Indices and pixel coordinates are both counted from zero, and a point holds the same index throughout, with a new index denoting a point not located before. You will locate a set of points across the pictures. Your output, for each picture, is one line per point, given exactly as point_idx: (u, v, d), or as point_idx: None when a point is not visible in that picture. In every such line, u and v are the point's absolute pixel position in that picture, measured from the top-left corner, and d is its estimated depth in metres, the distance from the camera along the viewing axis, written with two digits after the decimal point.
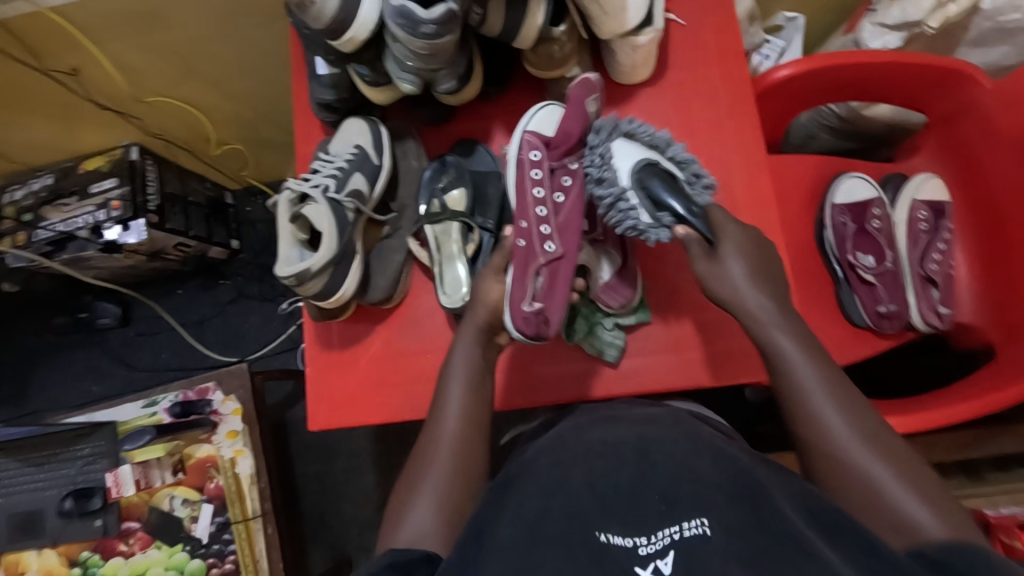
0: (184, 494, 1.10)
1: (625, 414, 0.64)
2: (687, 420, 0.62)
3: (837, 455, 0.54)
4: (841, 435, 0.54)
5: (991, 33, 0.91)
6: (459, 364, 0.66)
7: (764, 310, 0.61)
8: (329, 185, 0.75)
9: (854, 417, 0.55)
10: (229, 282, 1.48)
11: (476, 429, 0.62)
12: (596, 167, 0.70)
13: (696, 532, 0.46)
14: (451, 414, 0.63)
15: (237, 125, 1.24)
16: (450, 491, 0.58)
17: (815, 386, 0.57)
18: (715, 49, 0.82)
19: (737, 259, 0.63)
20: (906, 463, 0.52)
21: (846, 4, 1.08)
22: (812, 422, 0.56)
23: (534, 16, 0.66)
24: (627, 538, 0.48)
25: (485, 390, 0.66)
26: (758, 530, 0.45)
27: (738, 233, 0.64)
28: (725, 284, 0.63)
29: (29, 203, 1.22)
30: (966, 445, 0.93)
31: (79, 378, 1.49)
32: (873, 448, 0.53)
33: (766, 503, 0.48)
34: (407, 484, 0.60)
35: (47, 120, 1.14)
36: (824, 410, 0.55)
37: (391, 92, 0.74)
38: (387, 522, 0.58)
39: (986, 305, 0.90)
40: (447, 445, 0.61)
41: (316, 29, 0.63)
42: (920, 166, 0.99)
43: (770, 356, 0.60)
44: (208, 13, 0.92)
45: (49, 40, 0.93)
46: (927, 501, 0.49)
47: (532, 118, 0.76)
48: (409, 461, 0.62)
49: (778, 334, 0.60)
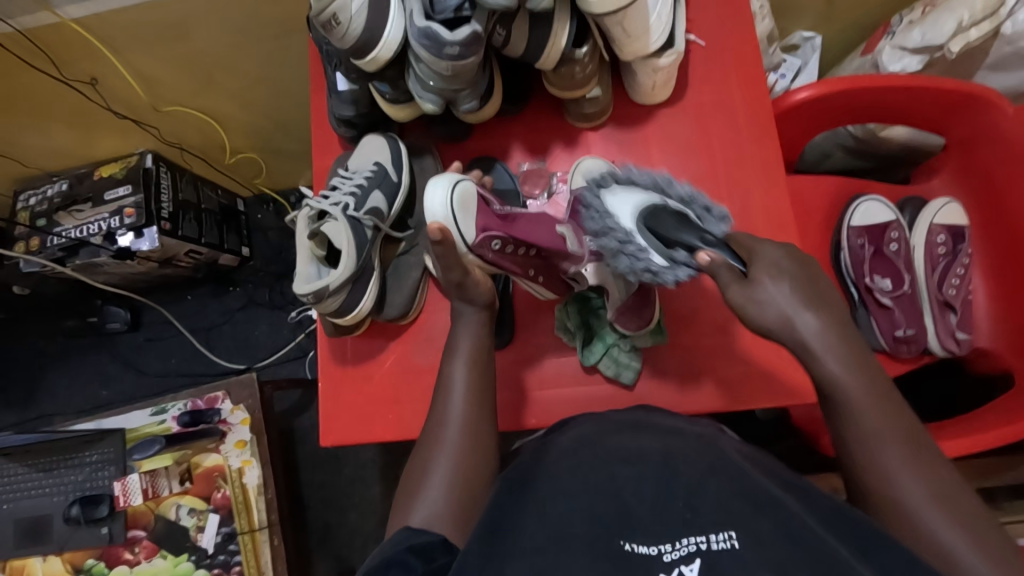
0: (190, 503, 1.10)
1: (644, 423, 0.62)
2: (707, 433, 0.61)
3: (901, 506, 0.49)
4: (907, 484, 0.50)
5: (1011, 58, 0.91)
6: (463, 348, 0.66)
7: (817, 334, 0.56)
8: (348, 204, 0.74)
9: (925, 478, 0.50)
10: (239, 289, 1.49)
11: (482, 416, 0.61)
12: (607, 236, 0.64)
13: (724, 544, 0.44)
14: (457, 403, 0.62)
15: (252, 134, 1.24)
16: (463, 483, 0.57)
17: (882, 432, 0.52)
18: (735, 70, 0.82)
19: (770, 283, 0.56)
20: (992, 543, 0.46)
21: (864, 26, 1.08)
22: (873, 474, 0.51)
23: (557, 38, 0.66)
24: (651, 546, 0.46)
25: (490, 380, 0.65)
26: (790, 543, 0.43)
27: (779, 257, 0.58)
28: (755, 309, 0.56)
29: (43, 209, 1.22)
30: (982, 474, 0.92)
31: (87, 383, 1.49)
32: (941, 506, 0.48)
33: (793, 516, 0.46)
34: (418, 474, 0.58)
35: (64, 126, 1.14)
36: (894, 458, 0.51)
37: (411, 110, 0.74)
38: (399, 503, 0.57)
39: (1004, 331, 0.90)
40: (456, 437, 0.59)
41: (341, 48, 0.64)
42: (938, 189, 0.99)
43: (830, 399, 0.56)
44: (229, 25, 0.93)
45: (67, 49, 0.94)
46: (992, 558, 0.45)
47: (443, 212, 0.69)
48: (414, 459, 0.60)
49: (829, 360, 0.55)
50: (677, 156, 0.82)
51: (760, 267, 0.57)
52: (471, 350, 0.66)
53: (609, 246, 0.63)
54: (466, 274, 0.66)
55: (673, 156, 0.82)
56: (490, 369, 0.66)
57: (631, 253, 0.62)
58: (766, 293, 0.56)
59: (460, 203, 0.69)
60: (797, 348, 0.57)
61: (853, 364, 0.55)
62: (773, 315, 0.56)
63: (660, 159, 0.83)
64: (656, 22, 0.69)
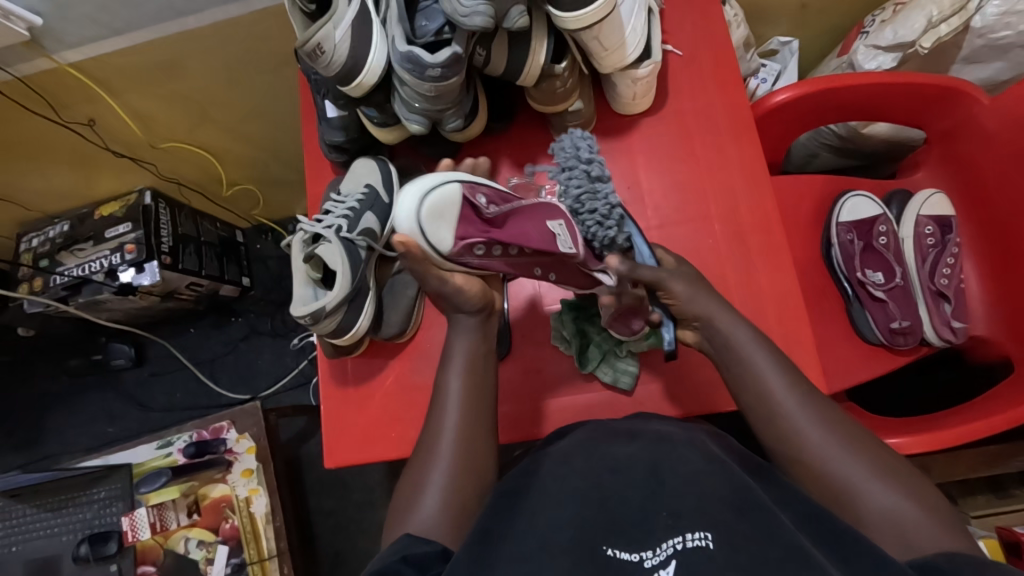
0: (199, 535, 1.09)
1: (640, 428, 0.62)
2: (694, 435, 0.60)
3: (834, 472, 0.53)
4: (835, 457, 0.54)
5: (984, 51, 0.93)
6: (457, 358, 0.64)
7: (740, 337, 0.63)
8: (342, 226, 0.76)
9: (828, 426, 0.56)
10: (240, 319, 1.50)
11: (477, 431, 0.61)
12: (580, 171, 0.69)
13: (699, 543, 0.45)
14: (453, 409, 0.61)
15: (247, 166, 1.27)
16: (454, 497, 0.57)
17: (796, 406, 0.58)
18: (713, 78, 0.84)
19: (684, 288, 0.68)
20: (898, 473, 0.52)
21: (838, 28, 1.11)
22: (787, 428, 0.57)
23: (536, 55, 0.68)
24: (632, 552, 0.47)
25: (485, 387, 0.64)
26: (763, 541, 0.44)
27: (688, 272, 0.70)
28: (687, 297, 0.67)
29: (45, 250, 1.25)
30: (990, 461, 0.92)
31: (93, 421, 1.49)
32: (854, 451, 0.54)
33: (769, 517, 0.46)
34: (411, 486, 0.59)
35: (65, 168, 1.17)
36: (815, 432, 0.55)
37: (399, 132, 0.76)
38: (393, 519, 0.57)
39: (999, 319, 0.89)
40: (450, 451, 0.59)
41: (327, 76, 0.66)
42: (924, 182, 1.00)
43: (738, 371, 0.62)
44: (221, 61, 0.96)
45: (67, 94, 0.97)
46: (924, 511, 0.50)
47: (425, 205, 0.61)
48: (410, 470, 0.60)
49: (751, 353, 0.62)
50: (662, 163, 0.84)
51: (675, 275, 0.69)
52: (467, 358, 0.64)
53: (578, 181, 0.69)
54: (443, 285, 0.62)
55: (659, 163, 0.84)
56: (485, 378, 0.64)
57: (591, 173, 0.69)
58: (722, 322, 0.65)
59: (432, 212, 0.61)
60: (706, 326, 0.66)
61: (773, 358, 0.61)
62: (682, 293, 0.67)
63: (645, 167, 0.84)
64: (631, 35, 0.71)
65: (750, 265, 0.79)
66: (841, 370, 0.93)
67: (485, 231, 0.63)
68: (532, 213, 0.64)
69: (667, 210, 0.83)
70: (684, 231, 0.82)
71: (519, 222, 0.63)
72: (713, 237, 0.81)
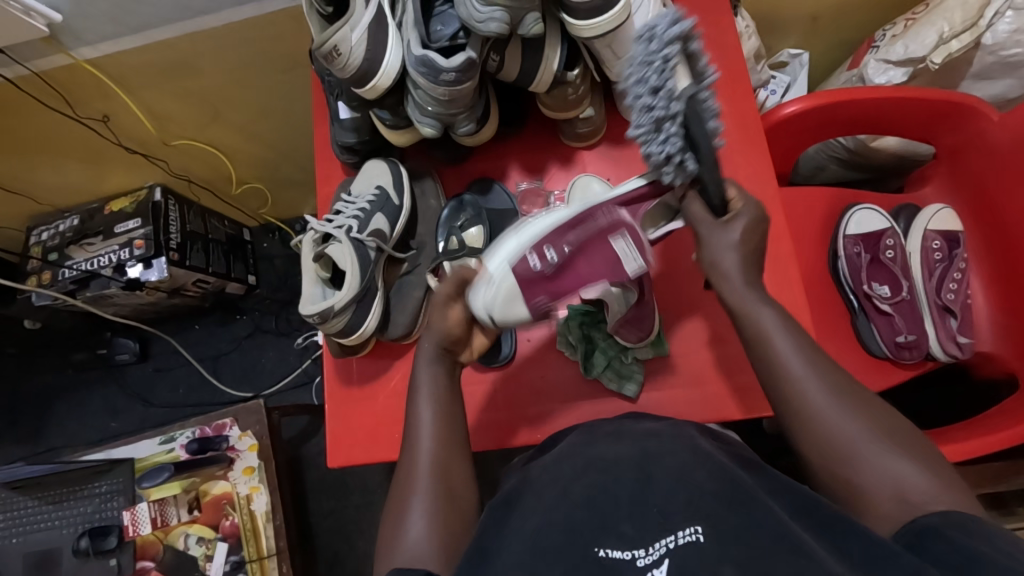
0: (199, 532, 1.10)
1: (627, 428, 0.62)
2: (681, 432, 0.60)
3: (845, 448, 0.51)
4: (847, 428, 0.51)
5: (995, 68, 0.93)
6: (423, 388, 0.63)
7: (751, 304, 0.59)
8: (352, 226, 0.76)
9: (828, 383, 0.54)
10: (245, 317, 1.50)
11: (453, 451, 0.60)
12: (652, 73, 0.54)
13: (690, 538, 0.46)
14: (426, 436, 0.60)
15: (257, 165, 1.28)
16: (439, 518, 0.56)
17: (802, 373, 0.55)
18: (724, 88, 0.85)
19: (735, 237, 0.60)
20: (900, 433, 0.51)
21: (849, 42, 1.12)
22: (789, 389, 0.55)
23: (549, 62, 0.69)
24: (624, 550, 0.47)
25: (455, 410, 0.63)
26: (753, 539, 0.44)
27: (743, 236, 0.60)
28: (715, 250, 0.60)
29: (55, 243, 1.26)
30: (992, 478, 0.92)
31: (97, 415, 1.50)
32: (856, 414, 0.52)
33: (761, 506, 0.47)
34: (395, 515, 0.57)
35: (77, 163, 1.18)
36: (822, 401, 0.53)
37: (411, 134, 0.77)
38: (383, 546, 0.56)
39: (1007, 335, 0.89)
40: (428, 472, 0.58)
41: (343, 78, 0.66)
42: (932, 196, 1.00)
43: (744, 328, 0.59)
44: (236, 60, 0.96)
45: (82, 90, 0.98)
46: (932, 473, 0.49)
47: (494, 300, 0.61)
48: (393, 497, 0.59)
49: (758, 318, 0.58)
50: None
51: (711, 232, 0.60)
52: (432, 384, 0.63)
53: (645, 82, 0.55)
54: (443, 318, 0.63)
55: None
56: (455, 399, 0.64)
57: (644, 103, 0.56)
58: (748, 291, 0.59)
59: (505, 300, 0.61)
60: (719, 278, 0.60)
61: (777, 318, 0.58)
62: (717, 253, 0.60)
63: None
64: None
65: None
66: None
67: (552, 288, 0.62)
68: (590, 249, 0.62)
69: None
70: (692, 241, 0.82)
71: (585, 266, 0.62)
72: None
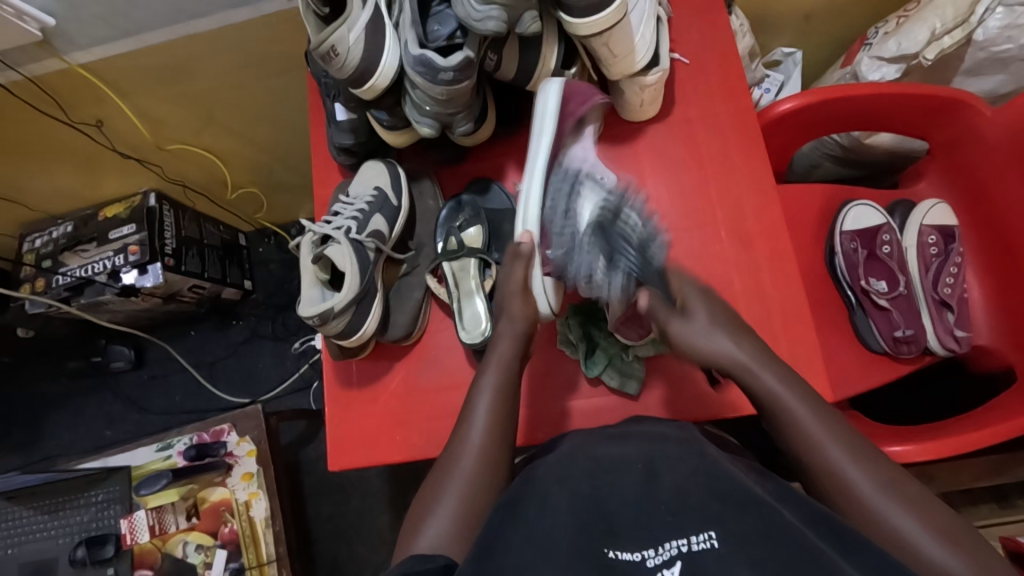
0: (197, 539, 1.09)
1: (632, 430, 0.64)
2: (689, 436, 0.62)
3: (855, 499, 0.52)
4: (856, 480, 0.53)
5: (986, 63, 0.94)
6: (490, 382, 0.66)
7: (749, 359, 0.62)
8: (351, 227, 0.76)
9: (844, 442, 0.55)
10: (242, 322, 1.50)
11: (501, 443, 0.62)
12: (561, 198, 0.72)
13: (704, 545, 0.45)
14: (478, 424, 0.62)
15: (252, 169, 1.27)
16: (471, 504, 0.57)
17: (820, 430, 0.56)
18: (720, 85, 0.85)
19: (705, 318, 0.66)
20: (949, 524, 0.49)
21: (841, 39, 1.12)
22: (827, 475, 0.54)
23: (546, 59, 0.70)
24: (634, 552, 0.47)
25: (511, 409, 0.65)
26: (769, 540, 0.43)
27: (714, 315, 0.67)
28: (696, 343, 0.65)
29: (48, 250, 1.25)
30: (990, 472, 0.92)
31: (91, 424, 1.49)
32: (903, 501, 0.51)
33: (773, 512, 0.46)
34: (428, 499, 0.58)
35: (71, 169, 1.17)
36: (837, 455, 0.54)
37: (409, 135, 0.77)
38: (405, 532, 0.57)
39: (1003, 328, 0.90)
40: (470, 462, 0.60)
41: (340, 78, 0.66)
42: (926, 192, 1.01)
43: (773, 416, 0.59)
44: (230, 64, 0.96)
45: (76, 95, 0.97)
46: (941, 537, 0.48)
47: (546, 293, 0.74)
48: (426, 485, 0.61)
49: (766, 374, 0.61)
50: (670, 169, 0.84)
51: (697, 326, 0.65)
52: (499, 378, 0.66)
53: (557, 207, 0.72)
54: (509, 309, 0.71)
55: (664, 169, 0.85)
56: (514, 401, 0.66)
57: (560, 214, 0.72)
58: (746, 353, 0.63)
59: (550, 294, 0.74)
60: (737, 368, 0.63)
61: (781, 375, 0.60)
62: (715, 344, 0.64)
63: (652, 174, 0.85)
64: (641, 42, 0.72)
65: (755, 273, 0.80)
66: (846, 379, 0.93)
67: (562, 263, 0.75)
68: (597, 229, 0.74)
69: (674, 217, 0.83)
70: (689, 238, 0.82)
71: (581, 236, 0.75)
72: (719, 243, 0.81)
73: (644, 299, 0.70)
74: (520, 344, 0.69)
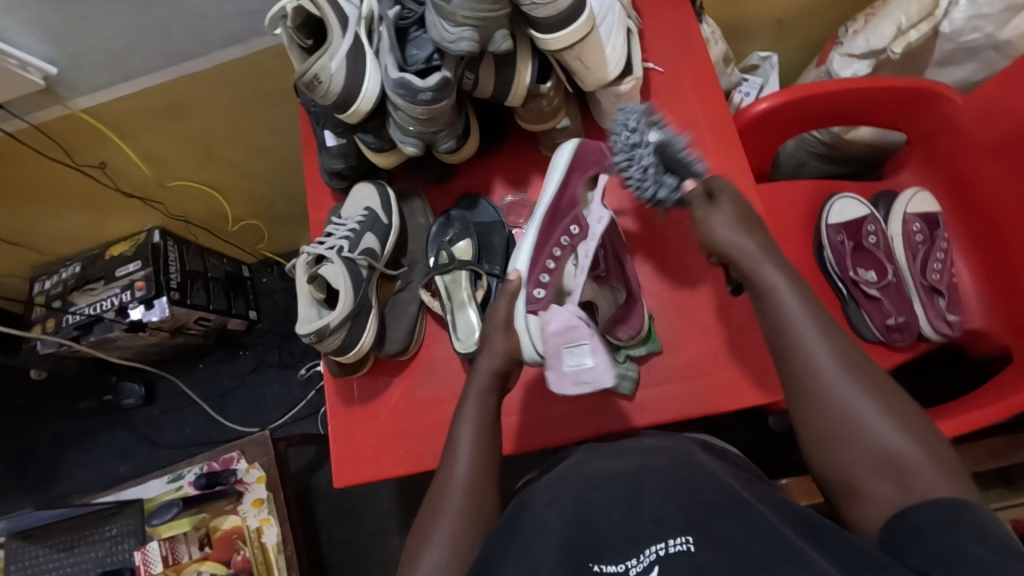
0: (210, 569, 1.09)
1: (629, 446, 0.63)
2: (684, 447, 0.61)
3: (837, 405, 0.56)
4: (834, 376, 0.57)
5: (956, 53, 0.96)
6: (469, 414, 0.67)
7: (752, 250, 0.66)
8: (343, 246, 0.79)
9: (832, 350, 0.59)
10: (249, 352, 1.52)
11: (486, 476, 0.62)
12: (628, 131, 0.71)
13: (681, 548, 0.46)
14: (462, 464, 0.63)
15: (251, 202, 1.31)
16: (464, 544, 0.57)
17: (812, 335, 0.60)
18: (693, 89, 0.88)
19: (727, 210, 0.69)
20: (884, 393, 0.56)
21: (816, 40, 1.15)
22: (804, 369, 0.59)
23: (521, 76, 0.72)
24: (617, 564, 0.48)
25: (493, 436, 0.67)
26: (746, 542, 0.45)
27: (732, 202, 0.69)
28: (707, 228, 0.69)
29: (58, 291, 1.29)
30: (993, 455, 0.92)
31: (105, 461, 1.50)
32: (872, 400, 0.55)
33: (752, 517, 0.47)
34: (419, 537, 0.59)
35: (76, 211, 1.21)
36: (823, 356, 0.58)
37: (396, 156, 0.80)
38: (405, 562, 0.58)
39: (993, 312, 0.91)
40: (457, 500, 0.60)
41: (325, 104, 0.70)
42: (908, 182, 1.02)
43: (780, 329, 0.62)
44: (223, 101, 1.00)
45: (79, 139, 1.01)
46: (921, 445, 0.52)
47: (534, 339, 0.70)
48: (420, 519, 0.61)
49: (768, 272, 0.64)
50: None
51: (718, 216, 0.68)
52: (477, 413, 0.67)
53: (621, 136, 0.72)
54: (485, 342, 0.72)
55: None
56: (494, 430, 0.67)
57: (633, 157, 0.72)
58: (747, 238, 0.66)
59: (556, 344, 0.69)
60: (746, 260, 0.66)
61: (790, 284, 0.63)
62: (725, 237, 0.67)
63: None
64: (611, 53, 0.75)
65: None
66: None
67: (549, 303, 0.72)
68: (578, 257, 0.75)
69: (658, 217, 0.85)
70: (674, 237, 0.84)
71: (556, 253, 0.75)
72: None
73: (691, 184, 0.72)
74: (497, 380, 0.70)
